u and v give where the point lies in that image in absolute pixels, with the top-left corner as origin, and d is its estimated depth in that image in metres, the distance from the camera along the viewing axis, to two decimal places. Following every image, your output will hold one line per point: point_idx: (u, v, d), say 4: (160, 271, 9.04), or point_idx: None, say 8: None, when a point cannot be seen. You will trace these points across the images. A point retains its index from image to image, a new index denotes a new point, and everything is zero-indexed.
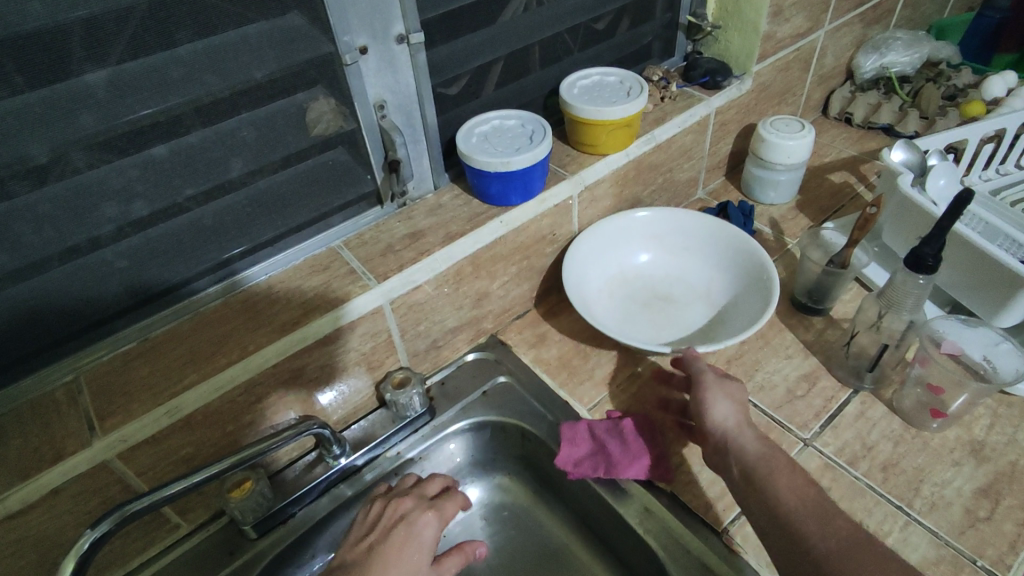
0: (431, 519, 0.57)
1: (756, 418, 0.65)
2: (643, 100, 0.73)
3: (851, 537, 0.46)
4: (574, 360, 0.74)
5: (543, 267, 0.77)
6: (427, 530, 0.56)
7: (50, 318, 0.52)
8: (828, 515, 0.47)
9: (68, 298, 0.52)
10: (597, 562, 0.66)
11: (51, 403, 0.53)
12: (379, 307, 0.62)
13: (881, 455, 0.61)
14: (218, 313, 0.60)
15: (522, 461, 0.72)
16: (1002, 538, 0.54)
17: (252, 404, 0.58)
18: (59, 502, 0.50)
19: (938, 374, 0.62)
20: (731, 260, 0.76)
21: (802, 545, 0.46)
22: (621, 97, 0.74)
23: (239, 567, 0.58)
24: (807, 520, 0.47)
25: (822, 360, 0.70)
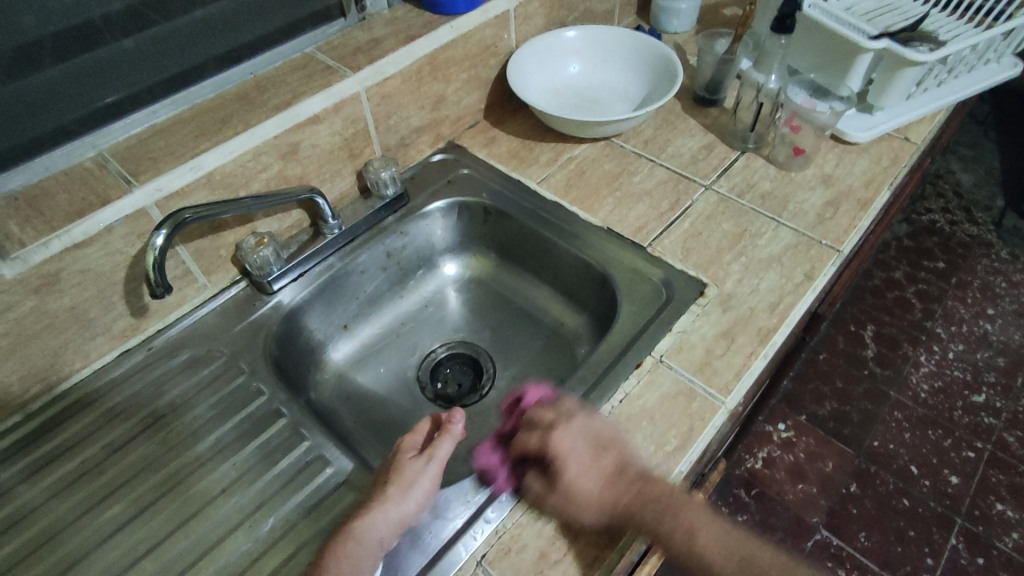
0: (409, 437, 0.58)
1: (668, 175, 0.83)
2: None
3: (739, 558, 0.53)
4: (521, 152, 0.87)
5: (488, 79, 0.89)
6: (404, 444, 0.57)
7: (74, 91, 0.60)
8: (749, 569, 0.52)
9: (92, 79, 0.61)
10: (552, 303, 0.83)
11: (84, 171, 0.61)
12: (356, 94, 0.72)
13: (760, 189, 0.80)
14: (215, 103, 0.69)
15: (485, 238, 0.87)
16: (839, 227, 0.75)
17: (258, 173, 0.68)
18: (111, 240, 0.59)
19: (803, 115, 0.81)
20: (643, 67, 0.91)
21: (688, 548, 0.52)
22: None
23: (262, 313, 0.70)
24: (704, 536, 0.53)
25: (717, 135, 0.88)
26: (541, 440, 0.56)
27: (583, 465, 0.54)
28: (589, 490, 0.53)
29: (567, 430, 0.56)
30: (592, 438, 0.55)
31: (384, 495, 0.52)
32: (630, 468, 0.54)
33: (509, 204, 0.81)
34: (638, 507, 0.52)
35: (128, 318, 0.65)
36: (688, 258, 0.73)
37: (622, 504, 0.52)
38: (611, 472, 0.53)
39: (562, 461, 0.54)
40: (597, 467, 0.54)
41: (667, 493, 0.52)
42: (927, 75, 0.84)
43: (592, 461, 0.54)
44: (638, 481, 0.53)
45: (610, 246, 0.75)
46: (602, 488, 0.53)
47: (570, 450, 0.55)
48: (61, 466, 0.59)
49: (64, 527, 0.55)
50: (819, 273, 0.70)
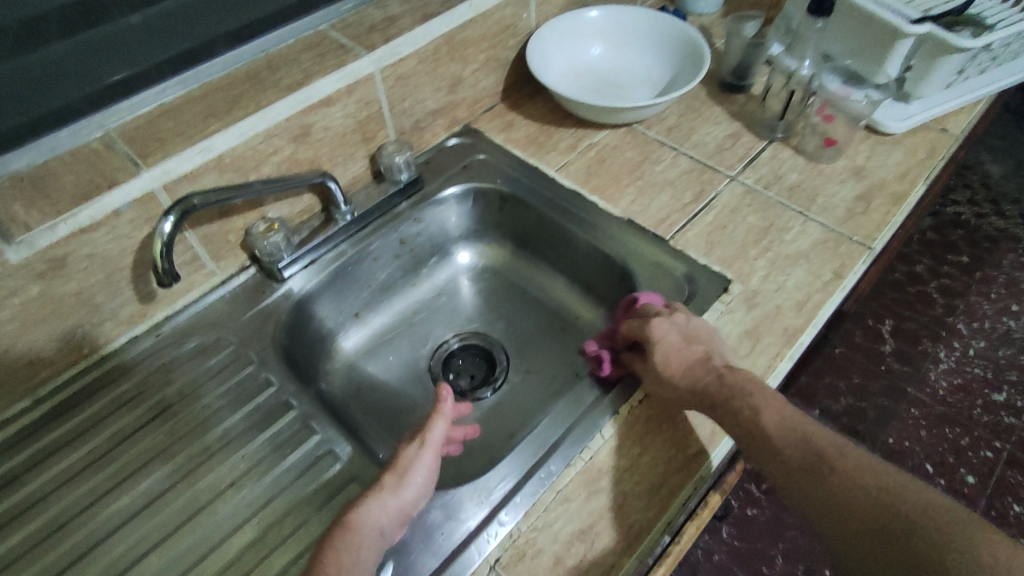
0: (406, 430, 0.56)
1: (692, 164, 0.79)
2: None
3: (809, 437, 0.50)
4: (539, 138, 0.84)
5: (507, 60, 0.85)
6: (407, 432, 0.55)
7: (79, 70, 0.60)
8: (816, 461, 0.48)
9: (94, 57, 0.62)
10: (569, 295, 0.81)
11: (91, 152, 0.59)
12: (370, 75, 0.69)
13: (788, 181, 0.77)
14: (225, 81, 0.66)
15: (500, 226, 0.84)
16: (871, 223, 0.71)
17: (268, 156, 0.66)
18: (119, 225, 0.57)
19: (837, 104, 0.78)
20: (668, 50, 0.87)
21: (755, 423, 0.51)
22: None
23: (272, 301, 0.69)
24: (767, 407, 0.51)
25: (744, 123, 0.84)
26: (639, 324, 0.61)
27: (674, 355, 0.57)
28: (673, 370, 0.56)
29: (665, 321, 0.59)
30: (682, 332, 0.59)
31: (380, 486, 0.50)
32: (718, 359, 0.56)
33: (526, 192, 0.78)
34: (740, 405, 0.52)
35: (135, 304, 0.64)
36: (712, 253, 0.70)
37: (700, 386, 0.55)
38: (693, 355, 0.57)
39: (659, 347, 0.58)
40: (684, 354, 0.57)
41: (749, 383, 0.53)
42: (969, 65, 0.80)
43: (677, 348, 0.58)
44: (716, 369, 0.55)
45: (631, 237, 0.72)
46: (684, 369, 0.56)
47: (663, 336, 0.58)
48: (68, 456, 0.58)
49: (71, 518, 0.54)
50: (850, 271, 0.67)
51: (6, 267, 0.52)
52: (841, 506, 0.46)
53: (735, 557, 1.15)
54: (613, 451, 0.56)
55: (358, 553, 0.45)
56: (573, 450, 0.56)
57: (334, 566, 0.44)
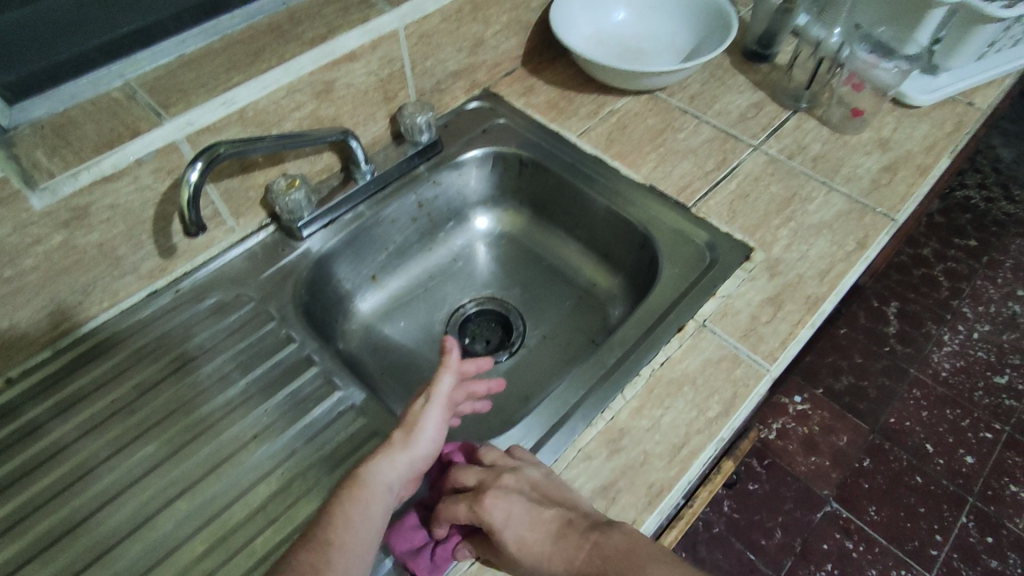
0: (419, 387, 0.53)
1: (715, 133, 0.79)
2: None
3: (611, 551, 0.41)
4: (560, 103, 0.83)
5: (529, 23, 0.84)
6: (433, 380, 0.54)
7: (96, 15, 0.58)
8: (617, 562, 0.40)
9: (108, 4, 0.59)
10: (585, 263, 0.81)
11: (112, 100, 0.58)
12: (395, 31, 0.68)
13: (811, 152, 0.76)
14: (245, 34, 0.65)
15: (518, 192, 0.83)
16: (895, 195, 0.71)
17: (291, 112, 0.65)
18: (141, 175, 0.56)
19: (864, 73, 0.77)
20: (692, 17, 0.86)
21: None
22: None
23: (292, 259, 0.69)
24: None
25: (768, 93, 0.83)
26: (468, 509, 0.47)
27: (524, 533, 0.45)
28: (518, 554, 0.45)
29: (509, 482, 0.48)
30: (525, 497, 0.46)
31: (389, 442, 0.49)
32: (581, 523, 0.44)
33: (547, 157, 0.78)
34: (599, 573, 0.41)
35: (155, 258, 0.63)
36: (735, 221, 0.70)
37: (578, 567, 0.42)
38: (564, 535, 0.44)
39: (495, 514, 0.46)
40: (541, 524, 0.45)
41: (623, 546, 0.41)
42: (1001, 36, 0.79)
43: (529, 525, 0.45)
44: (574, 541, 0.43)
45: (651, 205, 0.72)
46: (546, 553, 0.44)
47: (505, 509, 0.46)
48: (89, 406, 0.58)
49: (96, 466, 0.54)
50: (873, 241, 0.67)
51: (31, 213, 0.51)
52: None
53: (732, 528, 1.21)
54: (634, 412, 0.56)
55: (366, 509, 0.45)
56: (594, 411, 0.56)
57: (340, 521, 0.44)
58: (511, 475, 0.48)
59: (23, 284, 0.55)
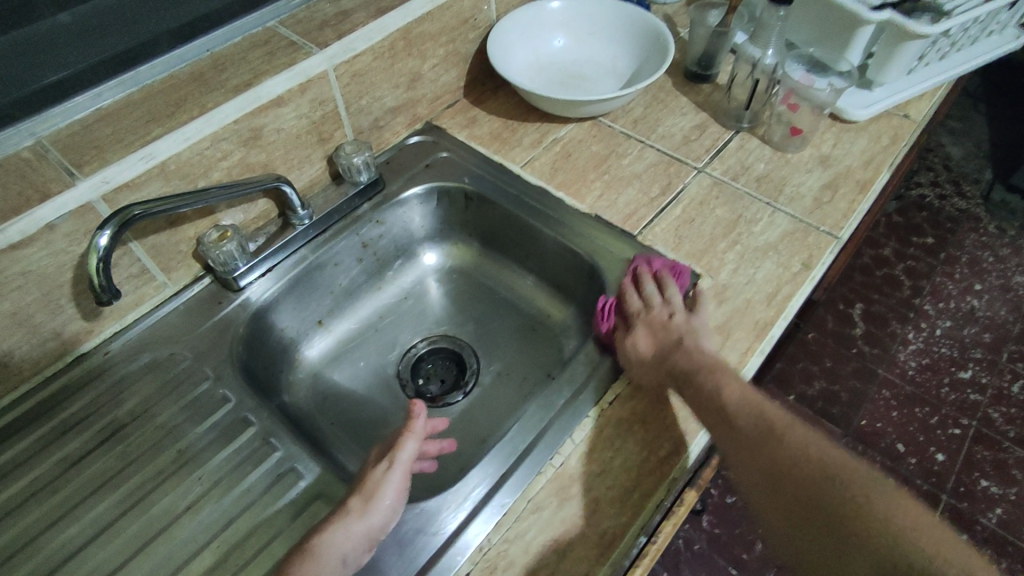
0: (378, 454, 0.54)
1: (659, 157, 0.78)
2: None
3: (697, 421, 0.54)
4: (503, 134, 0.82)
5: (468, 54, 0.83)
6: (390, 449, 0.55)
7: (7, 74, 0.55)
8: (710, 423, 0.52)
9: (19, 61, 0.57)
10: (539, 293, 0.79)
11: (20, 161, 0.55)
12: (324, 72, 0.67)
13: (755, 172, 0.76)
14: (167, 84, 0.63)
15: (465, 225, 0.82)
16: (838, 212, 0.71)
17: (218, 161, 0.63)
18: (55, 238, 0.54)
19: (800, 92, 0.77)
20: (631, 41, 0.86)
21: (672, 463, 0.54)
22: None
23: (229, 312, 0.66)
24: (674, 437, 0.55)
25: (710, 113, 0.83)
26: (642, 304, 0.62)
27: (659, 334, 0.59)
28: (646, 347, 0.58)
29: (647, 314, 0.61)
30: (654, 330, 0.59)
31: (345, 511, 0.48)
32: (689, 340, 0.58)
33: (492, 189, 0.76)
34: (677, 360, 0.56)
35: (79, 321, 0.60)
36: (681, 247, 0.69)
37: (662, 384, 0.57)
38: (665, 339, 0.58)
39: (636, 334, 0.59)
40: (659, 343, 0.58)
41: (718, 366, 0.54)
42: (929, 50, 0.80)
43: (655, 340, 0.59)
44: (679, 347, 0.57)
45: (598, 234, 0.71)
46: (654, 362, 0.58)
47: (651, 321, 0.60)
48: (10, 486, 0.54)
49: (15, 552, 0.51)
50: (818, 261, 0.67)
51: None
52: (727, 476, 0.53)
53: (713, 545, 1.16)
54: (585, 456, 0.54)
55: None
56: (544, 457, 0.54)
57: None
58: (693, 315, 0.60)
59: None
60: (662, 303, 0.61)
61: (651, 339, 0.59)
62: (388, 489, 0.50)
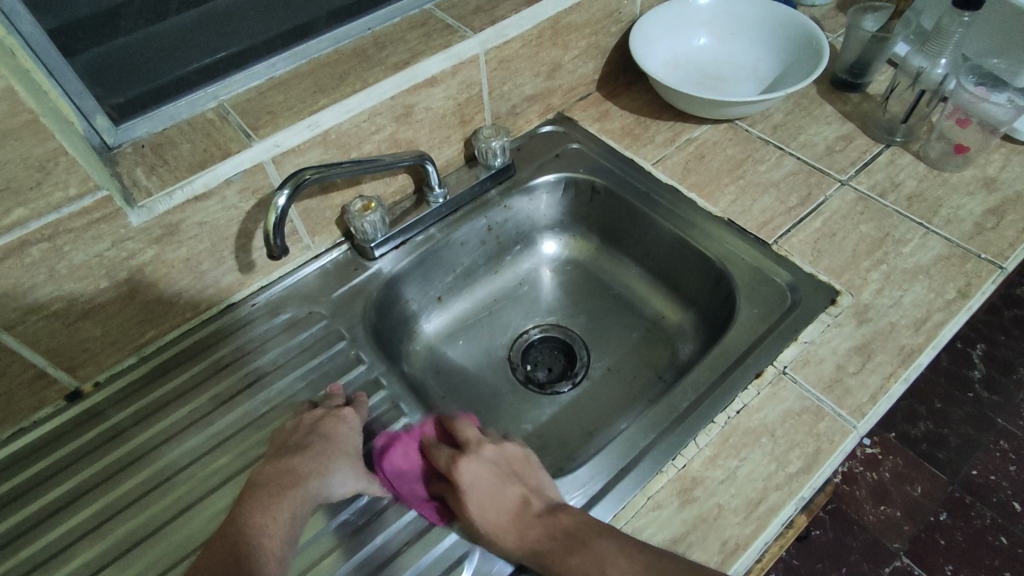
0: (352, 411, 0.57)
1: (800, 166, 0.75)
2: None
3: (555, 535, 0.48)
4: (636, 130, 0.81)
5: (607, 47, 0.82)
6: (352, 419, 0.56)
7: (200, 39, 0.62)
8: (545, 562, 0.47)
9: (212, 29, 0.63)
10: (656, 295, 0.78)
11: (206, 122, 0.60)
12: (475, 57, 0.68)
13: (906, 190, 0.71)
14: (332, 57, 0.66)
15: (588, 218, 0.81)
16: (1003, 240, 0.65)
17: (371, 134, 0.65)
18: (230, 194, 0.58)
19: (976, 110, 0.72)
20: (780, 44, 0.82)
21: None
22: None
23: (363, 279, 0.69)
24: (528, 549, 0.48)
25: (858, 124, 0.79)
26: (449, 459, 0.53)
27: (488, 497, 0.51)
28: (487, 519, 0.50)
29: (473, 458, 0.53)
30: (491, 469, 0.53)
31: (307, 469, 0.51)
32: (538, 501, 0.51)
33: (621, 184, 0.76)
34: (541, 535, 0.48)
35: (235, 273, 0.65)
36: (819, 262, 0.66)
37: (530, 541, 0.48)
38: (514, 508, 0.50)
39: (472, 477, 0.52)
40: (500, 496, 0.51)
41: (575, 525, 0.48)
42: None
43: (490, 491, 0.52)
44: (536, 517, 0.49)
45: (730, 240, 0.69)
46: (492, 512, 0.50)
47: (474, 482, 0.52)
48: (168, 415, 0.59)
49: (169, 476, 0.56)
50: (976, 291, 0.62)
51: (129, 229, 0.54)
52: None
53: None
54: (708, 461, 0.53)
55: (286, 510, 0.48)
56: (665, 456, 0.54)
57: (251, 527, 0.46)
58: (504, 443, 0.55)
59: (117, 296, 0.57)
60: (468, 445, 0.55)
61: (507, 527, 0.49)
62: (353, 448, 0.54)
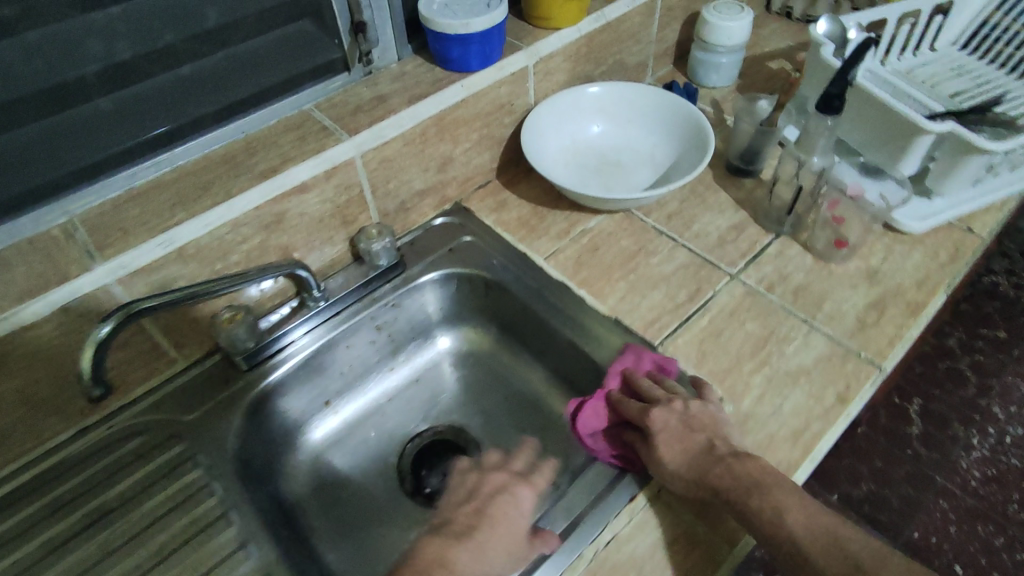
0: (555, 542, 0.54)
1: (691, 258, 0.74)
2: (504, 9, 0.71)
3: (751, 478, 0.52)
4: (532, 220, 0.80)
5: (502, 137, 0.82)
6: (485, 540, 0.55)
7: (43, 156, 0.55)
8: (740, 501, 0.51)
9: (57, 147, 0.56)
10: (552, 393, 0.76)
11: (49, 241, 0.57)
12: (352, 159, 0.67)
13: (794, 282, 0.71)
14: (199, 164, 0.64)
15: (484, 312, 0.80)
16: (884, 337, 0.65)
17: (236, 244, 0.63)
18: (66, 320, 0.55)
19: (844, 208, 0.73)
20: (673, 132, 0.84)
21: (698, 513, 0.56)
22: (480, 7, 0.71)
23: (232, 393, 0.65)
24: (697, 486, 0.54)
25: (750, 212, 0.79)
26: (641, 408, 0.60)
27: (676, 441, 0.56)
28: (677, 460, 0.55)
29: (665, 410, 0.59)
30: (680, 419, 0.58)
31: None
32: (722, 445, 0.55)
33: (512, 281, 0.74)
34: (722, 474, 0.53)
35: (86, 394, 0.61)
36: (703, 365, 0.64)
37: (707, 477, 0.53)
38: (694, 447, 0.55)
39: (659, 446, 0.56)
40: (688, 441, 0.56)
41: (757, 472, 0.52)
42: (996, 163, 0.74)
43: (677, 441, 0.56)
44: (722, 459, 0.54)
45: (616, 342, 0.67)
46: (682, 457, 0.55)
47: (665, 426, 0.58)
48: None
49: None
50: (854, 395, 0.61)
51: None
52: (740, 511, 0.51)
53: None
54: None
55: None
56: None
57: None
58: (692, 401, 0.59)
59: None
60: (663, 398, 0.60)
61: (689, 458, 0.55)
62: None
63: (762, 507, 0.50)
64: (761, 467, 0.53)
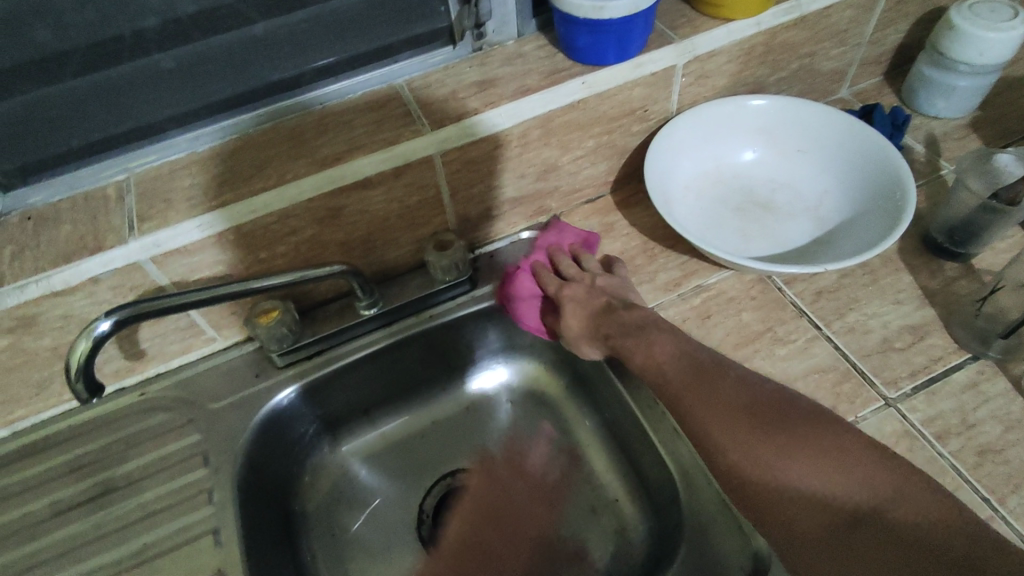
0: None
1: (834, 361, 0.55)
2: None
3: (631, 322, 0.52)
4: (639, 258, 0.65)
5: (626, 147, 0.66)
6: None
7: (97, 109, 0.52)
8: (632, 348, 0.51)
9: (112, 100, 0.52)
10: (613, 472, 0.63)
11: (101, 200, 0.53)
12: (429, 158, 0.56)
13: (982, 436, 0.50)
14: (265, 138, 0.56)
15: (556, 352, 0.67)
16: None
17: (286, 235, 0.56)
18: (99, 291, 0.52)
19: None
20: (857, 179, 0.63)
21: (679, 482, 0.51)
22: None
23: (260, 389, 0.60)
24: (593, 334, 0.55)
25: (940, 312, 0.57)
26: (558, 286, 0.59)
27: (584, 308, 0.56)
28: (581, 322, 0.56)
29: (577, 284, 0.58)
30: (588, 288, 0.57)
31: None
32: (622, 304, 0.55)
33: None
34: (608, 326, 0.53)
35: (121, 359, 0.58)
36: None
37: (601, 331, 0.54)
38: (594, 306, 0.55)
39: (569, 310, 0.57)
40: (587, 304, 0.56)
41: (637, 318, 0.52)
42: None
43: (582, 303, 0.56)
44: (615, 311, 0.54)
45: None
46: (583, 321, 0.56)
47: (574, 295, 0.57)
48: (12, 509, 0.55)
49: None
50: None
51: None
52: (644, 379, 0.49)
53: None
54: None
55: None
56: None
57: None
58: (602, 275, 0.59)
59: None
60: (576, 277, 0.59)
61: (586, 316, 0.56)
62: None
63: (661, 387, 0.47)
64: (645, 317, 0.52)
